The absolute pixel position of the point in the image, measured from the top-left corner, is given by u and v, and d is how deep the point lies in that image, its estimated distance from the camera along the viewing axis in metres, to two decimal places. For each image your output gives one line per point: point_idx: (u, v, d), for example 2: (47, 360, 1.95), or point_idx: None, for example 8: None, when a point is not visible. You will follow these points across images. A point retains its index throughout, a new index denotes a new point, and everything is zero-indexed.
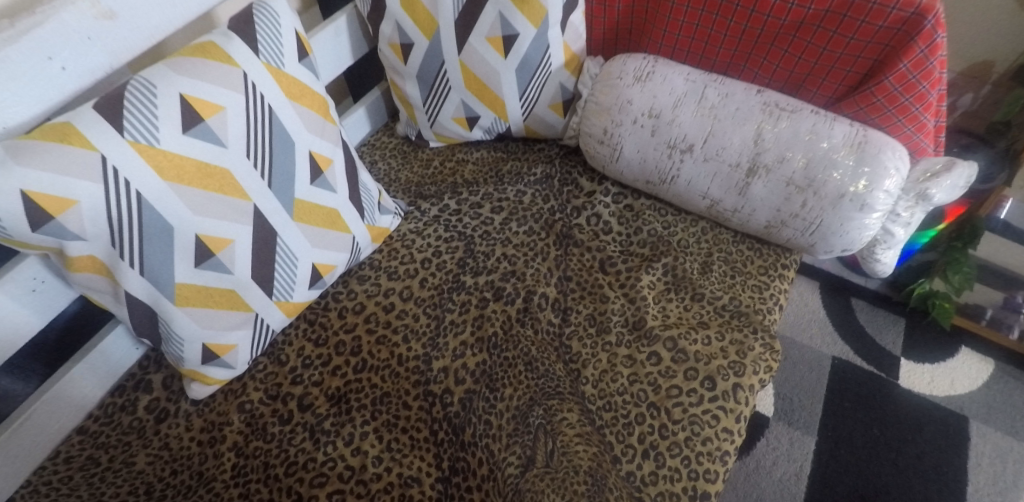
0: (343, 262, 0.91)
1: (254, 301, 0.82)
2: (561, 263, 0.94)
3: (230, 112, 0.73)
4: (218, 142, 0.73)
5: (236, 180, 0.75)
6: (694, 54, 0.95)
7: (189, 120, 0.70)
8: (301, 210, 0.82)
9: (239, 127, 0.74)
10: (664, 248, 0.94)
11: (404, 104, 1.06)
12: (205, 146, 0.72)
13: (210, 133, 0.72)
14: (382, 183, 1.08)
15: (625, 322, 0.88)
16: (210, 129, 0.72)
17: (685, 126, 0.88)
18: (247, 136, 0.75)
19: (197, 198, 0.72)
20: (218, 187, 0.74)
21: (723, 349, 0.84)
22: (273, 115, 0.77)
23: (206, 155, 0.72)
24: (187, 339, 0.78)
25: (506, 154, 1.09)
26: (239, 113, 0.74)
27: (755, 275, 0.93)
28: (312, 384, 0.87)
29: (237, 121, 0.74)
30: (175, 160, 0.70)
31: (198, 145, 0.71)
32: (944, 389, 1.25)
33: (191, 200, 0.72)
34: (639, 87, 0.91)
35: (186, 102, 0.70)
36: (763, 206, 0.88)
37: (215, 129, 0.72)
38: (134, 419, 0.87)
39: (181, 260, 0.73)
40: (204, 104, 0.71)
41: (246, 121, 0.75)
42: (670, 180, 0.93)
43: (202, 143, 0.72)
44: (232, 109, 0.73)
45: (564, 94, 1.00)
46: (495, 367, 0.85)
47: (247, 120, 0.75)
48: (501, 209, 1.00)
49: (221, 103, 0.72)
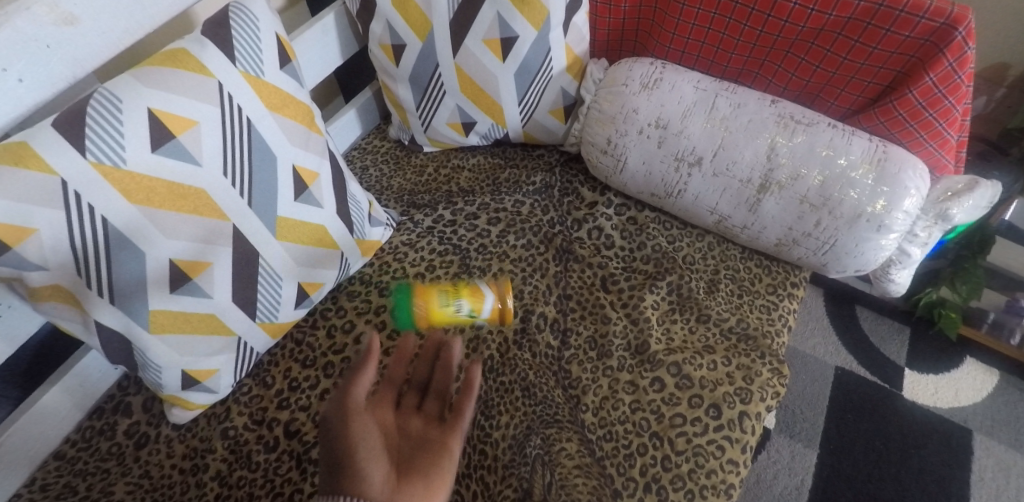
0: (331, 278, 0.86)
1: (236, 325, 0.78)
2: (561, 281, 0.90)
3: (204, 127, 0.68)
4: (192, 160, 0.67)
5: (214, 200, 0.70)
6: (704, 59, 0.89)
7: (159, 138, 0.65)
8: (285, 228, 0.77)
9: (216, 143, 0.69)
10: (669, 265, 0.90)
11: (396, 107, 1.00)
12: (177, 164, 0.66)
13: (183, 151, 0.67)
14: (373, 191, 1.02)
15: (627, 345, 0.84)
16: (183, 147, 0.67)
17: (694, 139, 0.83)
18: (226, 152, 0.70)
19: (172, 221, 0.67)
20: (193, 209, 0.69)
21: (729, 375, 0.80)
22: (253, 128, 0.72)
23: (179, 175, 0.67)
24: (165, 366, 0.74)
25: (504, 161, 1.04)
26: (215, 128, 0.68)
27: (764, 294, 0.88)
28: (299, 409, 0.82)
29: (213, 137, 0.68)
30: (144, 182, 0.65)
31: (169, 164, 0.66)
32: (948, 400, 1.22)
33: (164, 224, 0.67)
34: (647, 95, 0.85)
35: (155, 117, 0.65)
36: (774, 224, 0.83)
37: (188, 146, 0.67)
38: (113, 445, 0.83)
39: (155, 286, 0.69)
40: (176, 119, 0.66)
41: (224, 137, 0.69)
42: (677, 193, 0.88)
43: (173, 162, 0.66)
44: (207, 124, 0.68)
45: (566, 99, 0.94)
46: (490, 392, 0.81)
47: (225, 135, 0.69)
48: (498, 220, 0.95)
49: (194, 117, 0.67)
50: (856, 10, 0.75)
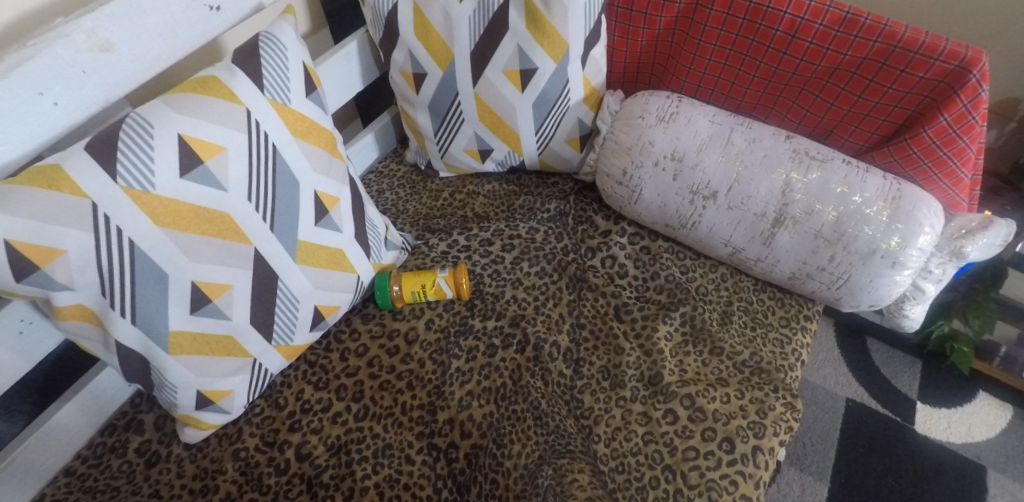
0: (347, 302, 0.87)
1: (253, 346, 0.78)
2: (574, 310, 0.90)
3: (231, 154, 0.69)
4: (218, 185, 0.69)
5: (237, 223, 0.71)
6: (719, 93, 0.91)
7: (187, 163, 0.67)
8: (304, 252, 0.78)
9: (242, 169, 0.70)
10: (682, 296, 0.90)
11: (414, 133, 1.02)
12: (204, 189, 0.68)
13: (210, 176, 0.68)
14: (389, 214, 1.04)
15: (640, 376, 0.84)
16: (210, 172, 0.68)
17: (709, 172, 0.84)
18: (250, 177, 0.71)
19: (195, 244, 0.69)
20: (217, 233, 0.70)
21: (742, 408, 0.80)
22: (278, 154, 0.74)
23: (204, 200, 0.68)
24: (181, 386, 0.74)
25: (519, 188, 1.05)
26: (241, 154, 0.70)
27: (777, 327, 0.89)
28: (311, 432, 0.82)
29: (239, 162, 0.70)
30: (171, 206, 0.66)
31: (196, 189, 0.68)
32: (962, 436, 1.20)
33: (188, 247, 0.68)
34: (663, 128, 0.87)
35: (185, 143, 0.66)
36: (788, 257, 0.84)
37: (214, 171, 0.69)
38: (124, 462, 0.83)
39: (176, 307, 0.70)
40: (205, 145, 0.68)
41: (249, 162, 0.71)
42: (691, 225, 0.88)
43: (200, 187, 0.68)
44: (234, 150, 0.70)
45: (581, 129, 0.96)
46: (502, 420, 0.81)
47: (250, 161, 0.71)
48: (512, 247, 0.96)
49: (222, 144, 0.69)
50: (871, 51, 0.75)
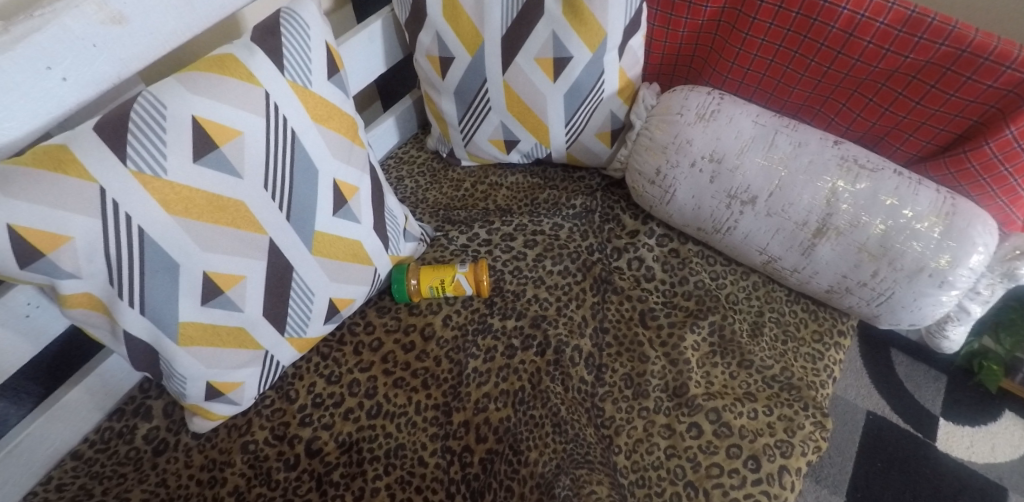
0: (363, 294, 0.84)
1: (264, 338, 0.75)
2: (598, 313, 0.87)
3: (248, 138, 0.66)
4: (233, 171, 0.66)
5: (251, 212, 0.68)
6: (763, 91, 0.86)
7: (201, 147, 0.63)
8: (320, 243, 0.75)
9: (258, 155, 0.67)
10: (712, 304, 0.86)
11: (437, 119, 0.98)
12: (218, 176, 0.65)
13: (225, 162, 0.65)
14: (408, 203, 1.00)
15: (664, 386, 0.81)
16: (226, 158, 0.65)
17: (749, 176, 0.80)
18: (267, 164, 0.68)
19: (207, 234, 0.65)
20: (230, 221, 0.67)
21: (770, 425, 0.77)
22: (297, 140, 0.70)
23: (219, 187, 0.65)
24: (190, 378, 0.71)
25: (544, 181, 1.00)
26: (259, 139, 0.66)
27: (809, 341, 0.85)
28: (322, 428, 0.80)
29: (256, 147, 0.67)
30: (183, 192, 0.63)
31: (210, 175, 0.64)
32: (984, 455, 1.16)
33: (200, 236, 0.65)
34: (702, 127, 0.82)
35: (199, 126, 0.63)
36: (827, 270, 0.80)
37: (230, 157, 0.65)
38: (132, 449, 0.81)
39: (187, 297, 0.67)
40: (221, 129, 0.64)
41: (267, 148, 0.67)
42: (725, 230, 0.84)
43: (214, 173, 0.64)
44: (252, 135, 0.66)
45: (613, 123, 0.91)
46: (519, 425, 0.78)
47: (268, 146, 0.67)
48: (535, 244, 0.92)
49: (239, 128, 0.65)
50: (935, 54, 0.70)
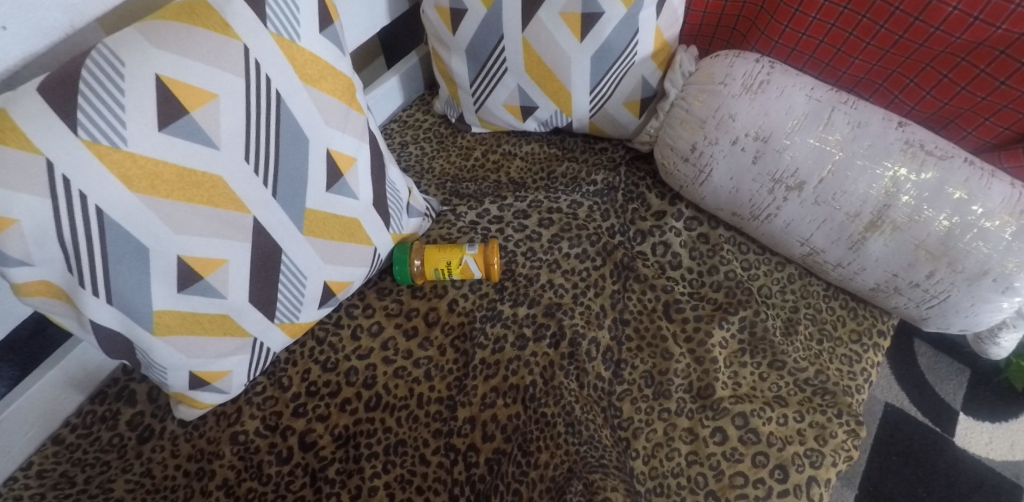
0: (361, 276, 0.76)
1: (252, 325, 0.68)
2: (618, 303, 0.79)
3: (224, 103, 0.57)
4: (208, 142, 0.57)
5: (231, 188, 0.60)
6: (818, 61, 0.75)
7: (167, 113, 0.54)
8: (313, 222, 0.67)
9: (238, 122, 0.58)
10: (743, 297, 0.79)
11: (447, 81, 0.89)
12: (190, 146, 0.56)
13: (197, 131, 0.56)
14: (413, 173, 0.93)
15: (688, 387, 0.74)
16: (197, 125, 0.56)
17: (799, 158, 0.71)
18: (249, 133, 0.59)
19: (181, 214, 0.57)
20: (206, 199, 0.58)
21: (800, 433, 0.71)
22: (282, 104, 0.61)
23: (191, 159, 0.56)
24: (171, 367, 0.65)
25: (562, 152, 0.92)
26: (237, 103, 0.57)
27: (846, 342, 0.78)
28: (317, 419, 0.74)
29: (234, 113, 0.58)
30: (148, 166, 0.54)
31: (179, 146, 0.55)
32: (1003, 453, 1.09)
33: (171, 217, 0.57)
34: (748, 100, 0.73)
35: (165, 87, 0.53)
36: (876, 267, 0.72)
37: (203, 124, 0.56)
38: (115, 435, 0.75)
39: (161, 285, 0.59)
40: (191, 91, 0.55)
41: (248, 114, 0.58)
42: (765, 217, 0.76)
43: (184, 144, 0.56)
44: (229, 99, 0.57)
45: (645, 90, 0.82)
46: (529, 424, 0.72)
47: (249, 112, 0.58)
48: (551, 222, 0.84)
49: (213, 89, 0.56)
50: None
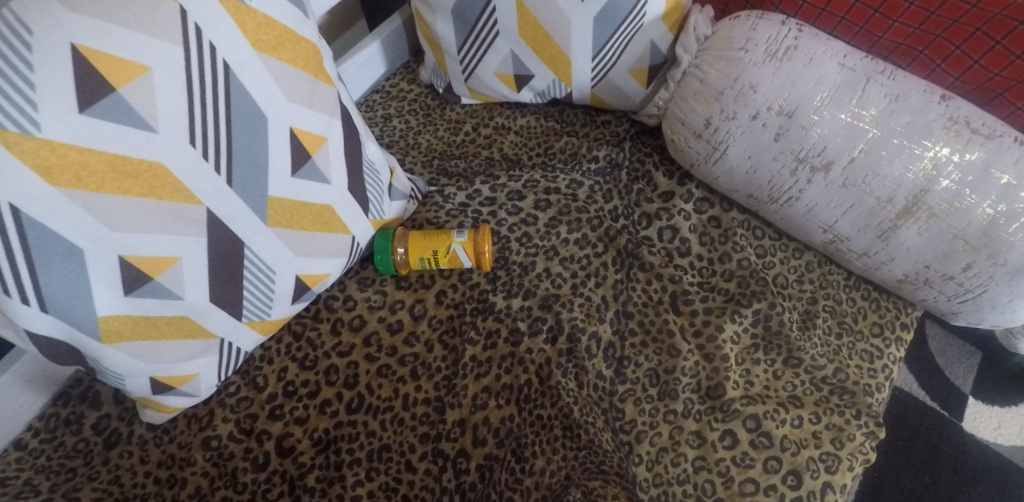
0: (339, 267, 0.70)
1: (217, 326, 0.62)
2: (621, 294, 0.73)
3: (159, 77, 0.49)
4: (142, 124, 0.49)
5: (176, 177, 0.52)
6: (850, 23, 0.67)
7: (89, 91, 0.46)
8: (278, 211, 0.60)
9: (179, 100, 0.51)
10: (758, 288, 0.72)
11: (433, 46, 0.81)
12: (121, 129, 0.48)
13: (128, 111, 0.48)
14: (397, 149, 0.85)
15: (696, 386, 0.68)
16: (128, 105, 0.48)
17: (827, 136, 0.63)
18: (193, 112, 0.52)
19: (118, 209, 0.50)
20: (147, 190, 0.51)
21: (815, 436, 0.65)
22: (231, 75, 0.53)
23: (124, 145, 0.49)
24: (127, 374, 0.59)
25: (560, 126, 0.84)
26: (175, 78, 0.50)
27: (867, 336, 0.72)
28: (295, 422, 0.69)
29: (173, 89, 0.50)
30: (71, 155, 0.46)
31: (107, 130, 0.48)
32: (1012, 438, 1.02)
33: (107, 213, 0.50)
34: (772, 69, 0.64)
35: (83, 59, 0.45)
36: (906, 257, 0.65)
37: (134, 103, 0.48)
38: (80, 441, 0.70)
39: (104, 289, 0.52)
40: (117, 64, 0.47)
41: (191, 90, 0.51)
42: (785, 201, 0.69)
43: (114, 127, 0.48)
44: (164, 73, 0.49)
45: (654, 57, 0.73)
46: (523, 428, 0.67)
47: (192, 87, 0.51)
48: (548, 204, 0.77)
49: (145, 62, 0.48)
50: None
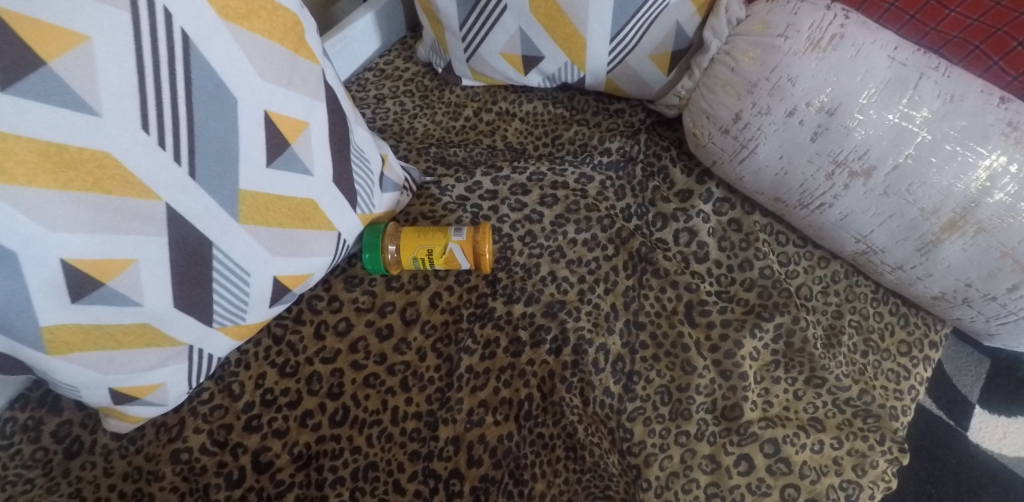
0: (323, 267, 0.63)
1: (183, 333, 0.55)
2: (632, 303, 0.67)
3: (100, 49, 0.42)
4: (80, 105, 0.42)
5: (125, 168, 0.45)
6: (900, 11, 0.59)
7: (11, 64, 0.39)
8: (251, 207, 0.53)
9: (128, 76, 0.43)
10: (781, 300, 0.66)
11: (432, 21, 0.74)
12: (52, 112, 0.41)
13: (62, 90, 0.41)
14: (390, 133, 0.79)
15: (710, 406, 0.63)
16: (61, 82, 0.41)
17: (872, 138, 0.57)
18: (146, 91, 0.44)
19: (55, 205, 0.43)
20: (90, 184, 0.44)
21: (837, 462, 0.60)
22: (191, 48, 0.46)
23: (58, 130, 0.41)
24: (81, 386, 0.52)
25: (570, 113, 0.78)
26: (121, 51, 0.43)
27: (894, 355, 0.67)
28: (274, 435, 0.62)
29: (120, 64, 0.43)
30: None
31: (36, 112, 0.40)
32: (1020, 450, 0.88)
33: (41, 210, 0.42)
34: (815, 60, 0.57)
35: (4, 26, 0.38)
36: (946, 274, 0.59)
37: (68, 80, 0.41)
38: (38, 449, 0.63)
39: (46, 296, 0.45)
40: (47, 32, 0.40)
41: (142, 65, 0.44)
42: (816, 207, 0.63)
43: (42, 108, 0.40)
44: (107, 44, 0.42)
45: (678, 41, 0.66)
46: (522, 447, 0.61)
47: (143, 63, 0.44)
48: (554, 200, 0.71)
49: (82, 31, 0.41)
50: None
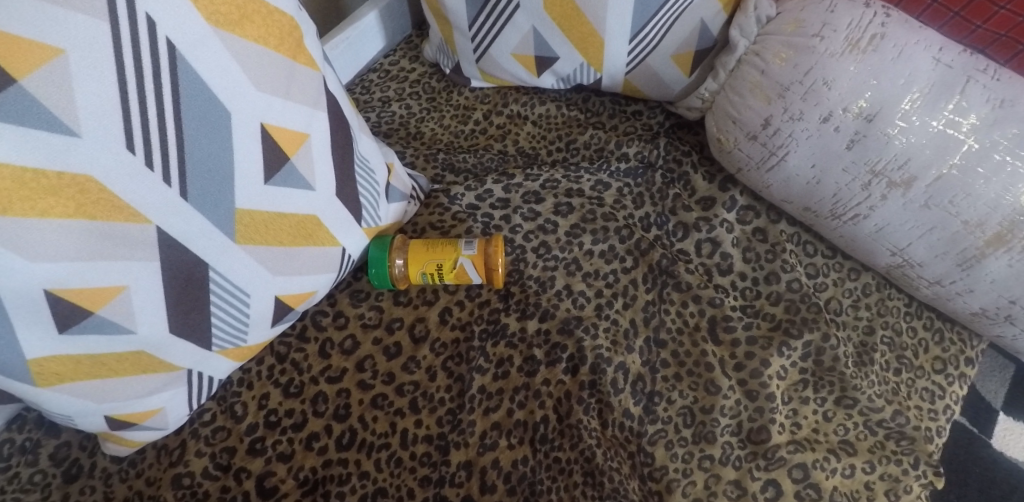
0: (327, 283, 0.60)
1: (181, 357, 0.52)
2: (652, 319, 0.64)
3: (76, 63, 0.38)
4: (56, 125, 0.38)
5: (110, 191, 0.42)
6: (943, 8, 0.54)
7: None
8: (249, 226, 0.50)
9: (110, 92, 0.40)
10: (810, 316, 0.63)
11: (439, 20, 0.70)
12: (24, 133, 0.37)
13: (35, 108, 0.37)
14: (397, 137, 0.75)
15: (736, 428, 0.59)
16: (34, 100, 0.37)
17: (913, 146, 0.53)
18: (130, 107, 0.41)
19: (32, 232, 0.39)
20: (72, 209, 0.40)
21: (868, 487, 0.56)
22: (179, 60, 0.43)
23: (32, 152, 0.38)
24: (73, 415, 0.49)
25: (585, 116, 0.75)
26: (100, 65, 0.39)
27: (929, 373, 0.63)
28: (279, 459, 0.59)
29: (100, 79, 0.39)
30: None
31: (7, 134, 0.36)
32: None
33: (16, 238, 0.39)
34: (853, 62, 0.53)
35: None
36: (989, 290, 0.56)
37: (42, 98, 0.37)
38: (36, 472, 0.59)
39: (31, 327, 0.42)
40: (16, 46, 0.36)
41: (124, 81, 0.41)
42: (849, 219, 0.59)
43: (12, 129, 0.37)
44: (84, 57, 0.38)
45: (702, 40, 0.62)
46: (538, 472, 0.57)
47: (126, 77, 0.41)
48: (570, 209, 0.68)
49: (55, 43, 0.37)
50: None
